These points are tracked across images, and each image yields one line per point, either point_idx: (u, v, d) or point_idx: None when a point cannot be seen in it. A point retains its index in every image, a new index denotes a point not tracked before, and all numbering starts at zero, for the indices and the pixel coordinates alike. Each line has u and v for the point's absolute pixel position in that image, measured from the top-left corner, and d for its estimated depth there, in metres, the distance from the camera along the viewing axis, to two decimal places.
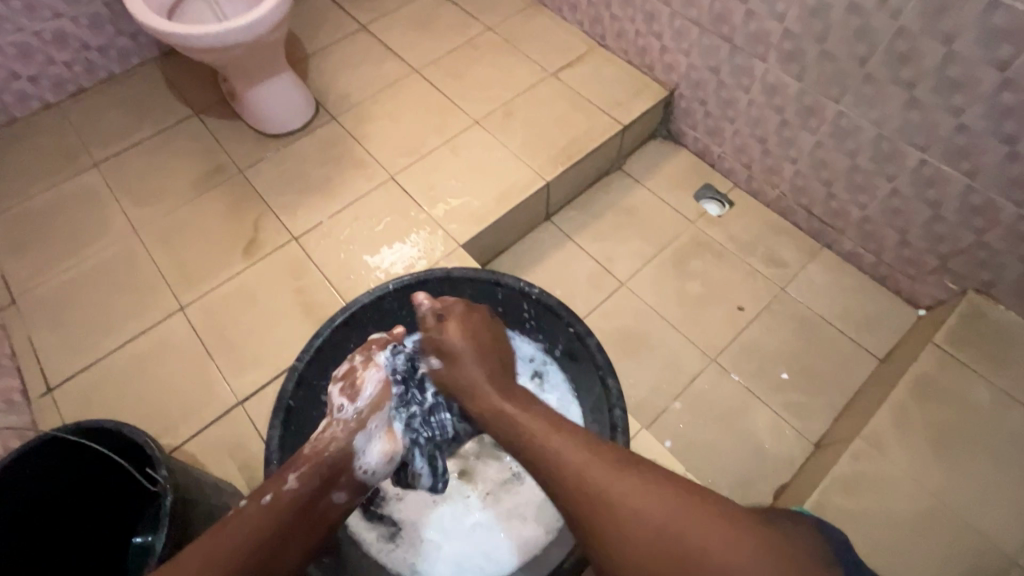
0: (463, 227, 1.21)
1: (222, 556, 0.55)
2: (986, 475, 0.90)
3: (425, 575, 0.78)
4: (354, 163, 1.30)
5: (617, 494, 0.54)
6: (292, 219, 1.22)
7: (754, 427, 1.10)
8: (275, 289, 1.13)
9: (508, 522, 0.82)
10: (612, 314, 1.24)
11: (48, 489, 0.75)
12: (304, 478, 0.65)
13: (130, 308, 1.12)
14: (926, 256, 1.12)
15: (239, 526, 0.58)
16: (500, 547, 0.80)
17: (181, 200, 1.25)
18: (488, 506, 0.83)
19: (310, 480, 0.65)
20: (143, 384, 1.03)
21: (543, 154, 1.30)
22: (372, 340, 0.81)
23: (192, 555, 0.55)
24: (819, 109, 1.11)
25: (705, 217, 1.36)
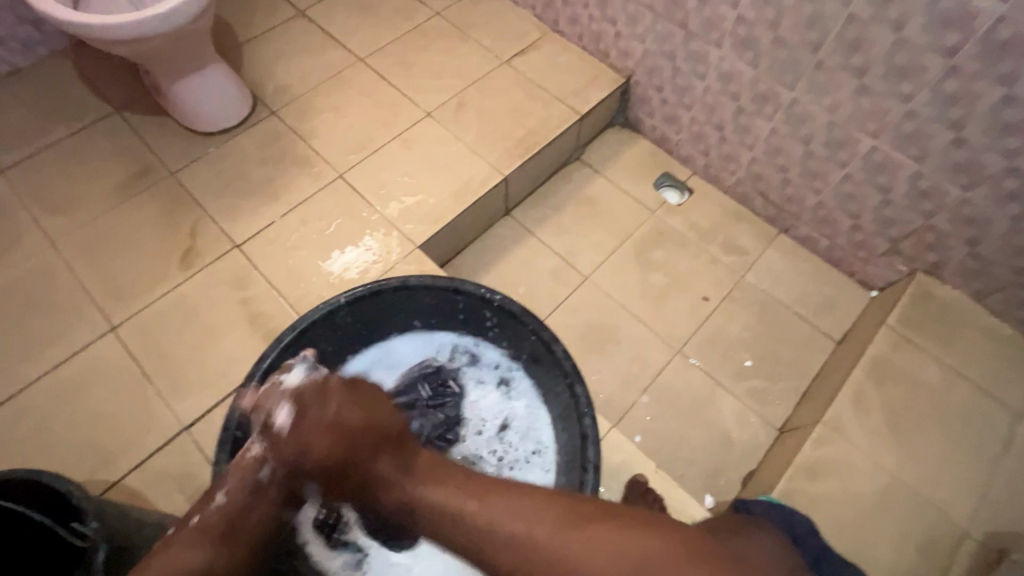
0: (419, 226, 1.15)
1: None
2: (937, 452, 0.93)
3: None
4: (298, 161, 1.21)
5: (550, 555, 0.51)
6: (232, 225, 1.13)
7: (721, 416, 1.11)
8: (217, 301, 1.05)
9: None
10: (577, 309, 1.22)
11: None
12: (231, 492, 0.64)
13: (52, 331, 1.01)
14: (877, 240, 1.15)
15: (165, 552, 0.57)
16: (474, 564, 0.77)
17: (105, 207, 1.14)
18: None
19: (237, 492, 0.64)
20: (73, 415, 0.94)
21: (499, 148, 1.25)
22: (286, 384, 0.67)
23: None
24: (774, 96, 1.11)
25: (665, 206, 1.35)
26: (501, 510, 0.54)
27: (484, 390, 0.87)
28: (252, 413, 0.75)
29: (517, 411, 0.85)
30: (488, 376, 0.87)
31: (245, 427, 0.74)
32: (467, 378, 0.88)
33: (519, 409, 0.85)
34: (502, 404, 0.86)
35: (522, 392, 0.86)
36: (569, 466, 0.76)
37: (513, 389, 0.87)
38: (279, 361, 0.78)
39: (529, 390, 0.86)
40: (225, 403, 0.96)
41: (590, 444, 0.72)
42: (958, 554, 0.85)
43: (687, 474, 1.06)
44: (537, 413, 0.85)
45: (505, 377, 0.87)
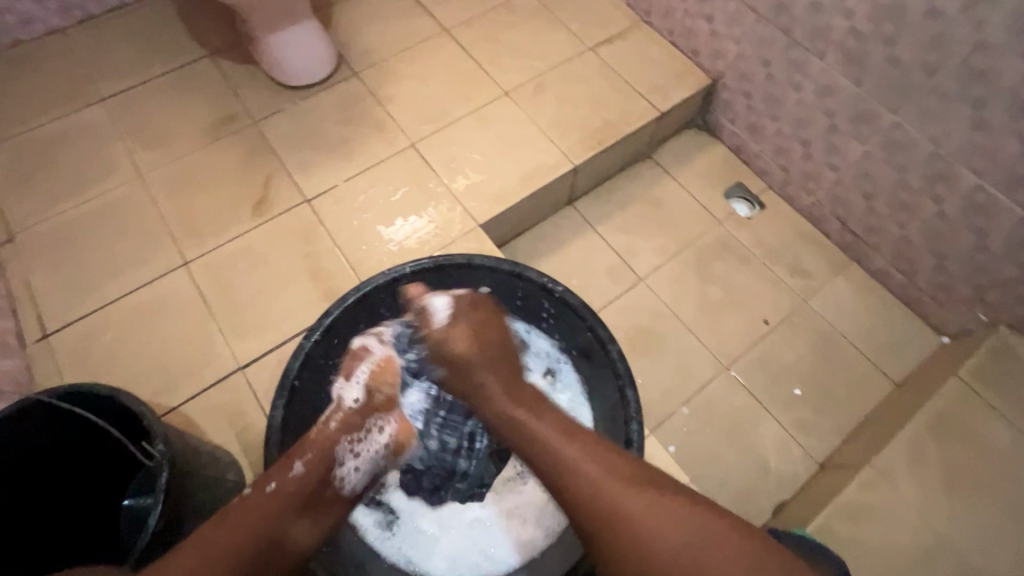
0: (483, 205, 1.15)
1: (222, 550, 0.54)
2: (992, 516, 0.88)
3: (420, 567, 0.78)
4: (373, 125, 1.23)
5: (623, 505, 0.56)
6: (305, 179, 1.16)
7: (761, 440, 1.08)
8: (283, 252, 1.09)
9: (508, 521, 0.80)
10: (628, 309, 1.20)
11: (34, 454, 0.71)
12: (311, 464, 0.65)
13: (132, 258, 1.07)
14: (961, 284, 1.08)
15: (241, 517, 0.57)
16: (497, 550, 0.78)
17: (190, 147, 1.19)
18: (490, 503, 0.82)
19: (316, 467, 0.65)
20: (143, 339, 1.00)
21: (572, 135, 1.23)
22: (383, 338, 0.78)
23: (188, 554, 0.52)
24: (874, 118, 1.04)
25: (733, 218, 1.31)
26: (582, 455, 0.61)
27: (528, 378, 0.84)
28: (309, 364, 0.78)
29: (562, 406, 0.82)
30: (535, 364, 0.84)
31: (303, 377, 0.78)
32: (514, 362, 0.86)
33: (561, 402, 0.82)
34: (546, 398, 0.83)
35: (567, 385, 0.83)
36: None
37: (558, 381, 0.83)
38: (341, 319, 0.81)
39: (574, 384, 0.83)
40: (279, 350, 1.01)
41: (632, 449, 0.73)
42: None
43: (718, 494, 1.04)
44: (580, 412, 0.81)
45: (552, 366, 0.84)
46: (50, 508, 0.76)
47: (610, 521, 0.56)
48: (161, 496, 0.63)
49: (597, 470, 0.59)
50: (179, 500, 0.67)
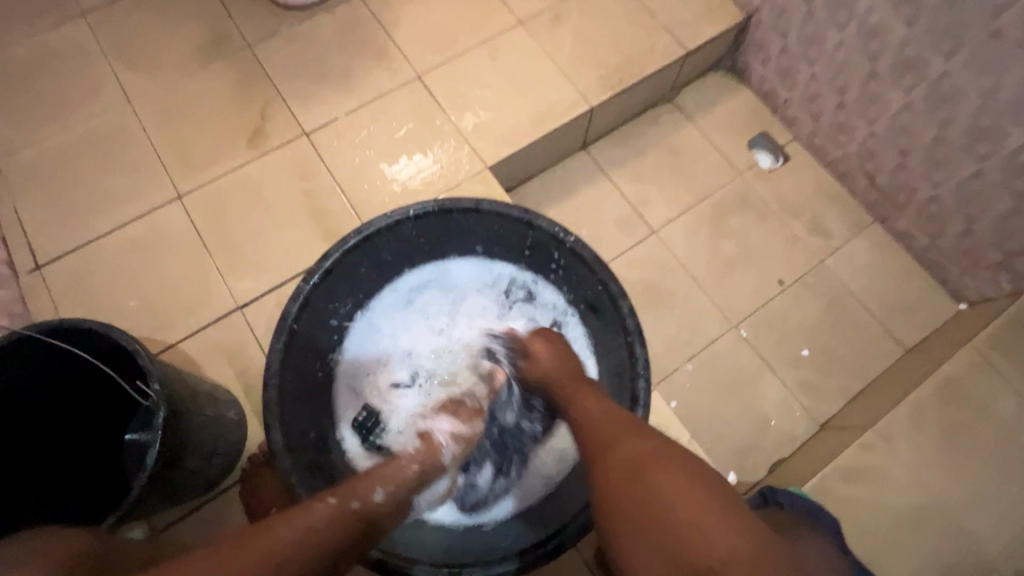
0: (492, 146, 1.09)
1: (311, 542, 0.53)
2: (988, 482, 0.89)
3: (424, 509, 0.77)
4: (377, 53, 1.14)
5: (616, 443, 0.61)
6: (304, 110, 1.09)
7: (763, 399, 1.07)
8: (281, 188, 1.04)
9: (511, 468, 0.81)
10: (638, 262, 1.16)
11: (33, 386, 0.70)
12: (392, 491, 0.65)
13: (123, 189, 1.02)
14: (987, 250, 1.03)
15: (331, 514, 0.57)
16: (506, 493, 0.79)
17: (180, 70, 1.11)
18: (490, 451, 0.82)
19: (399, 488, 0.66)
20: (139, 274, 0.97)
21: (591, 73, 1.14)
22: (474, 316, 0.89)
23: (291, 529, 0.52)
24: (921, 64, 0.96)
25: (755, 170, 1.24)
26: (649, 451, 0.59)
27: (537, 328, 0.87)
28: (308, 308, 0.73)
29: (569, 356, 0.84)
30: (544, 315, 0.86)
31: (302, 320, 0.72)
32: (522, 314, 0.88)
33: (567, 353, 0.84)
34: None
35: (574, 335, 0.84)
36: None
37: (564, 332, 0.85)
38: (341, 263, 0.74)
39: (581, 336, 0.84)
40: (278, 291, 0.98)
41: (637, 407, 0.69)
42: None
43: (716, 449, 1.04)
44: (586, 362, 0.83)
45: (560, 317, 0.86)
46: (51, 442, 0.75)
47: (613, 465, 0.59)
48: (158, 435, 0.63)
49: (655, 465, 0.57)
50: (177, 438, 0.67)
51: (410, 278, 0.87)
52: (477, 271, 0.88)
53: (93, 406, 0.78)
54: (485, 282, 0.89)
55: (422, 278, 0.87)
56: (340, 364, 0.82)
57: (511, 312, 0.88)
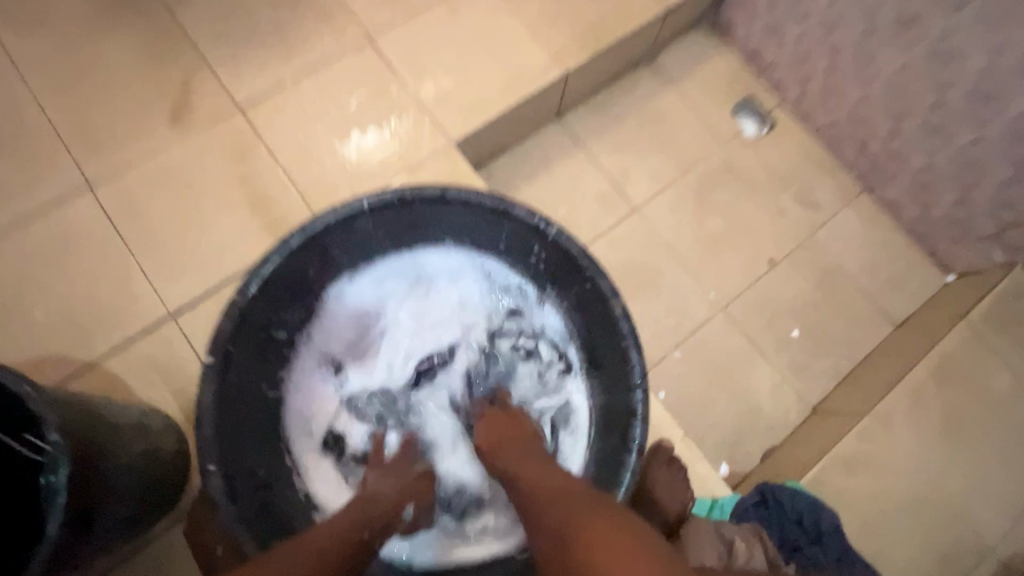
0: (457, 118, 0.96)
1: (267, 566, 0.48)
2: (984, 463, 0.86)
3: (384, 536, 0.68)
4: (318, 10, 0.98)
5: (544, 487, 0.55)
6: (235, 79, 0.94)
7: (754, 384, 1.02)
8: (213, 173, 0.89)
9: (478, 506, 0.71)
10: (621, 243, 1.08)
11: None
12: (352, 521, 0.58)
13: (16, 177, 0.86)
14: (981, 220, 0.99)
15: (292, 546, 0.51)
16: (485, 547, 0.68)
17: (79, 32, 0.93)
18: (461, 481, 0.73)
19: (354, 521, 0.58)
20: (45, 280, 0.82)
21: (564, 30, 1.02)
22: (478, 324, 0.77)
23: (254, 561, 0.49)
24: (924, 21, 0.88)
25: (741, 139, 1.16)
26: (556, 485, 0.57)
27: (533, 350, 0.75)
28: (246, 326, 0.61)
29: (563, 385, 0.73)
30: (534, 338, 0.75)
31: (239, 341, 0.60)
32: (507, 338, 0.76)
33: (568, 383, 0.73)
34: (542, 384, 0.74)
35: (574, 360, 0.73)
36: (606, 446, 0.64)
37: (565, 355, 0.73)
38: (282, 270, 0.62)
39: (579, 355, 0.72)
40: (217, 294, 0.85)
41: (636, 423, 0.60)
42: (978, 569, 0.81)
43: (707, 440, 0.99)
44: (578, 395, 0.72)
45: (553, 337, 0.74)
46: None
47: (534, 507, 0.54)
48: (59, 498, 0.50)
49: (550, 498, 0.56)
50: (93, 490, 0.55)
51: (380, 281, 0.75)
52: (466, 277, 0.76)
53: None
54: (471, 289, 0.77)
55: (393, 292, 0.76)
56: (288, 399, 0.70)
57: (496, 338, 0.76)
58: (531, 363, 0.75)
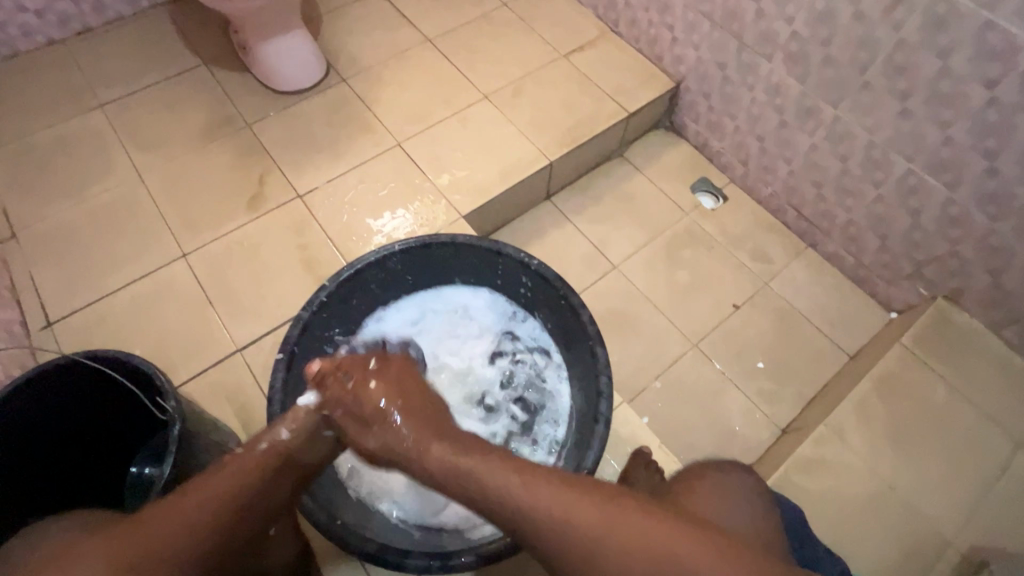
0: (466, 198, 1.24)
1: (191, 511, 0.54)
2: (933, 464, 0.97)
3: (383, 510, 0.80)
4: (361, 127, 1.31)
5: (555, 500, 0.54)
6: (298, 176, 1.24)
7: (727, 409, 1.16)
8: (277, 243, 1.15)
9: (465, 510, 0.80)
10: (604, 294, 1.29)
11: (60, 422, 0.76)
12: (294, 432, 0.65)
13: (132, 250, 1.13)
14: (902, 262, 1.18)
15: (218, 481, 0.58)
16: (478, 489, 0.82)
17: (187, 148, 1.25)
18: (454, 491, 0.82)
19: (297, 433, 0.66)
20: (145, 325, 1.05)
21: (547, 134, 1.32)
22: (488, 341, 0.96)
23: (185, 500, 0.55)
24: (817, 112, 1.16)
25: (699, 209, 1.41)
26: (539, 485, 0.55)
27: (529, 359, 0.94)
28: (307, 334, 0.82)
29: (552, 389, 0.91)
30: (530, 352, 0.94)
31: (301, 345, 0.81)
32: (508, 351, 0.95)
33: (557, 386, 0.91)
34: (536, 388, 0.92)
35: (560, 364, 0.92)
36: (582, 427, 0.80)
37: (553, 361, 0.92)
38: (335, 294, 0.85)
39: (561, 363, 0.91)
40: (275, 333, 1.06)
41: (603, 400, 0.77)
42: (940, 561, 0.89)
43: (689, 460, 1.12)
44: (563, 397, 0.90)
45: (543, 350, 0.93)
46: (48, 480, 0.77)
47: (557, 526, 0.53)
48: (173, 447, 0.69)
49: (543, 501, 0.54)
50: (189, 453, 0.73)
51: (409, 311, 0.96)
52: (476, 305, 0.97)
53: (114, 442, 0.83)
54: (481, 313, 0.97)
55: (420, 311, 0.97)
56: None
57: (499, 352, 0.95)
58: (528, 371, 0.93)
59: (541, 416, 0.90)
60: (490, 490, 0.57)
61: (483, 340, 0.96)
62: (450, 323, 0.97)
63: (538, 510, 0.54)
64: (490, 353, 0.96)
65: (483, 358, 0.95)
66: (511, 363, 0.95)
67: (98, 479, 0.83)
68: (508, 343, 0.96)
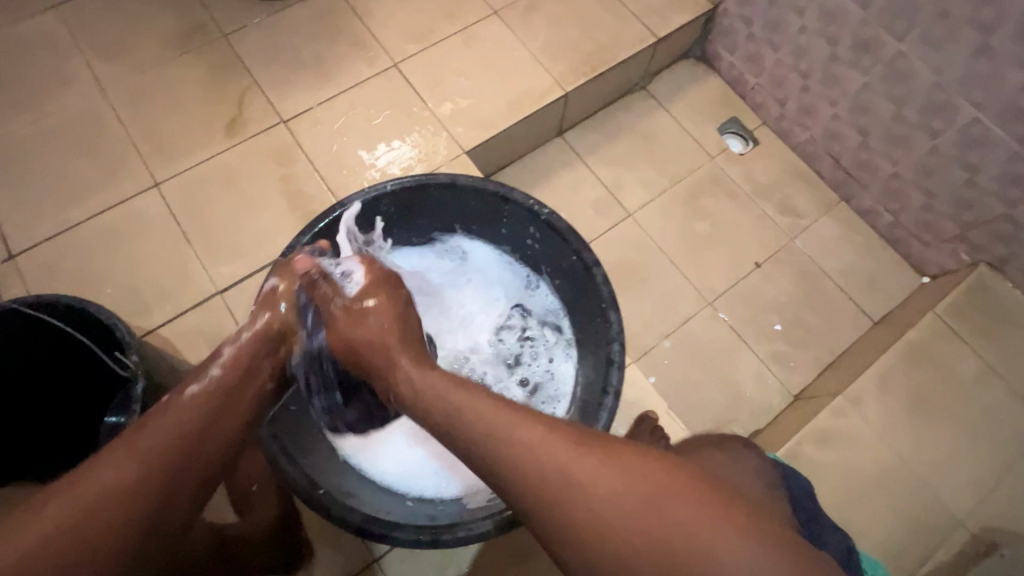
0: (469, 131, 1.11)
1: (127, 457, 0.46)
2: (953, 440, 0.93)
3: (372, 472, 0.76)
4: (353, 42, 1.15)
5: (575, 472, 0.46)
6: (282, 98, 1.10)
7: (739, 372, 1.11)
8: (260, 175, 1.04)
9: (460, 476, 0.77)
10: (616, 244, 1.19)
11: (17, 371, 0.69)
12: (228, 365, 0.58)
13: (97, 177, 1.02)
14: (946, 223, 1.08)
15: (156, 421, 0.50)
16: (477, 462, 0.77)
17: (155, 60, 1.11)
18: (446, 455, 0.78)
19: (235, 365, 0.58)
20: (117, 261, 0.97)
21: (564, 59, 1.17)
22: (497, 313, 0.89)
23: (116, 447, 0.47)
24: (877, 45, 1.00)
25: (726, 154, 1.28)
26: (603, 473, 0.46)
27: (539, 337, 0.87)
28: None
29: (556, 367, 0.84)
30: (540, 327, 0.86)
31: None
32: (517, 325, 0.88)
33: (567, 369, 0.83)
34: (541, 366, 0.85)
35: (570, 339, 0.84)
36: (588, 396, 0.74)
37: (563, 338, 0.85)
38: (319, 239, 0.75)
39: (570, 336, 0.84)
40: (259, 275, 0.98)
41: (613, 370, 0.70)
42: (948, 538, 0.86)
43: (694, 423, 1.07)
44: (569, 375, 0.83)
45: (555, 326, 0.85)
46: (22, 445, 0.71)
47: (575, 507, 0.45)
48: (138, 406, 0.62)
49: (607, 499, 0.45)
50: (159, 412, 0.67)
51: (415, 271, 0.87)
52: (488, 271, 0.89)
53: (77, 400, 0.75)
54: (492, 281, 0.89)
55: (426, 267, 0.89)
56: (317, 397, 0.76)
57: (508, 326, 0.88)
58: (537, 348, 0.86)
59: (542, 397, 0.83)
60: (536, 460, 0.47)
61: (492, 310, 0.89)
62: (457, 284, 0.89)
63: (598, 505, 0.44)
64: (500, 325, 0.88)
65: (492, 330, 0.88)
66: (520, 339, 0.87)
67: (69, 446, 0.75)
68: (518, 317, 0.88)
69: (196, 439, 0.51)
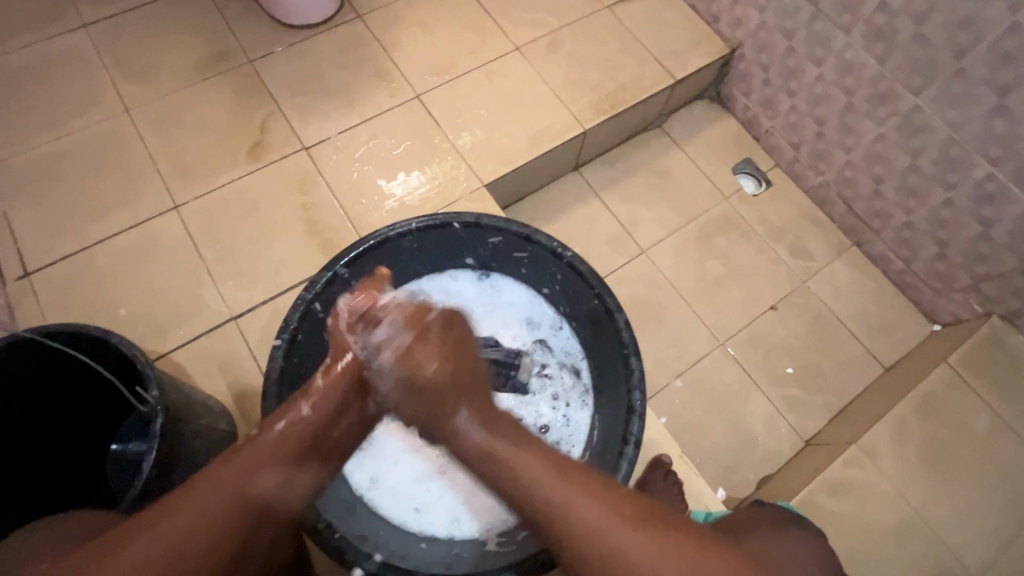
0: (488, 165, 1.12)
1: (207, 524, 0.51)
2: (969, 495, 0.91)
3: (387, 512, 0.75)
4: (376, 72, 1.17)
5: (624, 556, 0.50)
6: (304, 125, 1.11)
7: (749, 415, 1.11)
8: (278, 201, 1.05)
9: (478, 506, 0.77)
10: (629, 280, 1.20)
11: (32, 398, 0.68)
12: (316, 408, 0.62)
13: (117, 197, 1.02)
14: (959, 273, 1.09)
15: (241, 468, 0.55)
16: None
17: (180, 82, 1.12)
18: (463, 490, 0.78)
19: (322, 410, 0.62)
20: (132, 283, 0.96)
21: (583, 97, 1.18)
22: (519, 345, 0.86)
23: (193, 505, 0.51)
24: (894, 98, 1.02)
25: (739, 194, 1.29)
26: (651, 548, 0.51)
27: (559, 377, 0.84)
28: (308, 318, 0.74)
29: (572, 413, 0.81)
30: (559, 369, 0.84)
31: (302, 330, 0.73)
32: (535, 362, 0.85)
33: (583, 416, 0.81)
34: (557, 410, 0.82)
35: (589, 384, 0.82)
36: (606, 443, 0.74)
37: (582, 384, 0.83)
38: (343, 274, 0.76)
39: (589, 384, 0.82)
40: (274, 301, 0.98)
41: (634, 419, 0.70)
42: None
43: (704, 465, 1.07)
44: (583, 424, 0.81)
45: (574, 369, 0.84)
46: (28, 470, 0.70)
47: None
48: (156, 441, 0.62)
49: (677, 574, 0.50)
50: (175, 446, 0.66)
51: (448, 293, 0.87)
52: (516, 304, 0.88)
53: (76, 427, 0.74)
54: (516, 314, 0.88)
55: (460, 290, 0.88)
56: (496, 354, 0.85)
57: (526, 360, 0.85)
58: (553, 390, 0.83)
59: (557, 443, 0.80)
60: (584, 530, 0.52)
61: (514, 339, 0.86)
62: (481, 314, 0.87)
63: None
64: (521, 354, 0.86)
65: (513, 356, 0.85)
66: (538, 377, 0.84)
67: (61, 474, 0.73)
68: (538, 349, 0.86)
69: (252, 513, 0.54)
